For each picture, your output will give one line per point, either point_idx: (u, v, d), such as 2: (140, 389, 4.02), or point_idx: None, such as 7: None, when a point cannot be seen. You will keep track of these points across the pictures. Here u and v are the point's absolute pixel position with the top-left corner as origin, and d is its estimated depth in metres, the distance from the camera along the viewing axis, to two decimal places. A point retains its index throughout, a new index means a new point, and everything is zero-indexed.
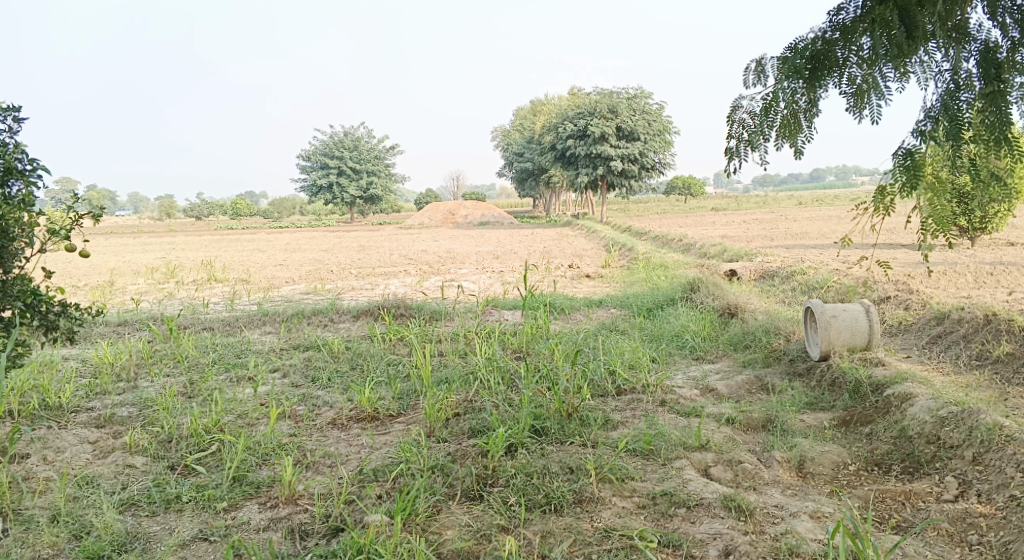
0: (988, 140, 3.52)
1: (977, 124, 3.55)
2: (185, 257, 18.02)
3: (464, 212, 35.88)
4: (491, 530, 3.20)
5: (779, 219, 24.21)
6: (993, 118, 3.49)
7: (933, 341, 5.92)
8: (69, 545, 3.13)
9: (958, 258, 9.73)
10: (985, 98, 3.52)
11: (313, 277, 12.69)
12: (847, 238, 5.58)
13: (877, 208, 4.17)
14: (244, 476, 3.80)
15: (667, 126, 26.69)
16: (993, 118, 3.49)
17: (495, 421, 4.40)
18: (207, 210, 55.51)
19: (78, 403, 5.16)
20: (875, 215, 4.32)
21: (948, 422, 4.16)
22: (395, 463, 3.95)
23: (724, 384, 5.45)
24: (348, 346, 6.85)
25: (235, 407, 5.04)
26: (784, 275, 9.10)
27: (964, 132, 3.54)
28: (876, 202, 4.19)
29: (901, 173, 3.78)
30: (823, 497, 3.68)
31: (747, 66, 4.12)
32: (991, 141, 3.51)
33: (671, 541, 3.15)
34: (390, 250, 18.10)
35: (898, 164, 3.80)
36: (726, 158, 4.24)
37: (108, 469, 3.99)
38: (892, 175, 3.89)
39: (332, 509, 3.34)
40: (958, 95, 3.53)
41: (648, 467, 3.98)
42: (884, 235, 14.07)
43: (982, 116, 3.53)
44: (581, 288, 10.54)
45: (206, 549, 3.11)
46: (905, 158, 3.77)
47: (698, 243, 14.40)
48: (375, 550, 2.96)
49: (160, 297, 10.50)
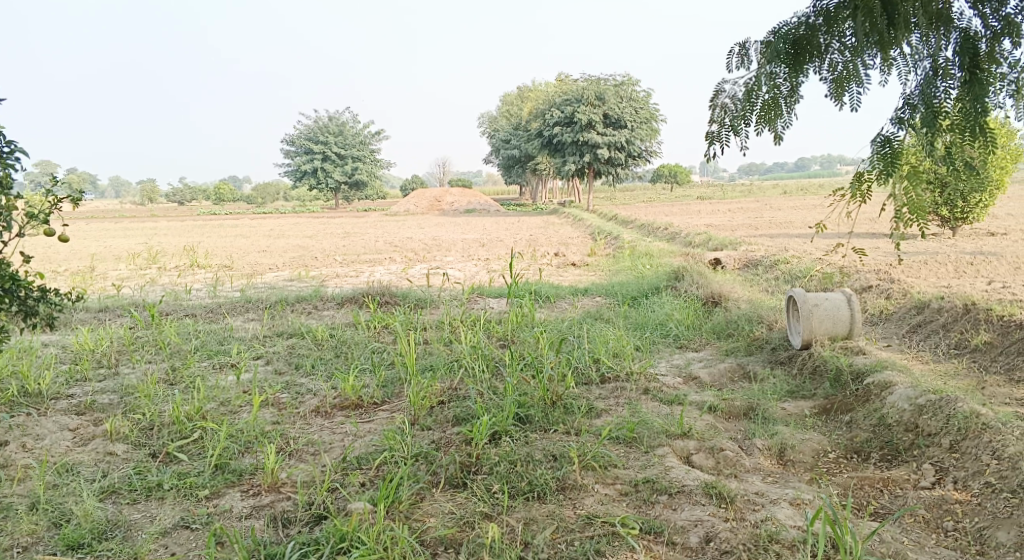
0: (966, 130, 3.58)
1: (955, 115, 3.60)
2: (167, 242, 17.85)
3: (448, 199, 35.81)
4: (474, 517, 3.21)
5: (764, 208, 24.33)
6: (971, 107, 3.53)
7: (913, 331, 5.98)
8: (48, 533, 3.08)
9: (939, 248, 9.82)
10: (963, 87, 3.53)
11: (297, 264, 12.62)
12: (823, 227, 5.56)
13: (854, 195, 4.13)
14: (226, 464, 3.80)
15: (653, 114, 26.69)
16: (970, 107, 3.53)
17: (479, 410, 4.41)
18: (189, 195, 54.97)
19: (59, 391, 5.11)
20: (851, 203, 4.28)
21: (926, 411, 4.21)
22: (378, 451, 3.96)
23: (707, 371, 5.51)
24: (332, 334, 6.83)
25: (217, 393, 5.04)
26: (767, 264, 9.15)
27: (942, 121, 3.60)
28: (852, 189, 4.15)
29: (879, 162, 3.79)
30: (803, 484, 3.73)
31: (730, 49, 4.12)
32: (968, 131, 3.58)
33: (653, 528, 3.16)
34: (375, 237, 18.03)
35: (877, 153, 3.81)
36: (707, 141, 4.26)
37: (88, 457, 3.96)
38: (870, 162, 3.91)
39: (315, 497, 3.34)
40: (936, 85, 3.56)
41: (630, 455, 4.00)
42: (867, 225, 14.17)
43: (959, 106, 3.58)
44: (566, 276, 10.56)
45: (187, 536, 3.06)
46: (883, 146, 3.80)
47: (683, 231, 14.44)
48: (357, 538, 2.94)
49: (143, 283, 10.42)
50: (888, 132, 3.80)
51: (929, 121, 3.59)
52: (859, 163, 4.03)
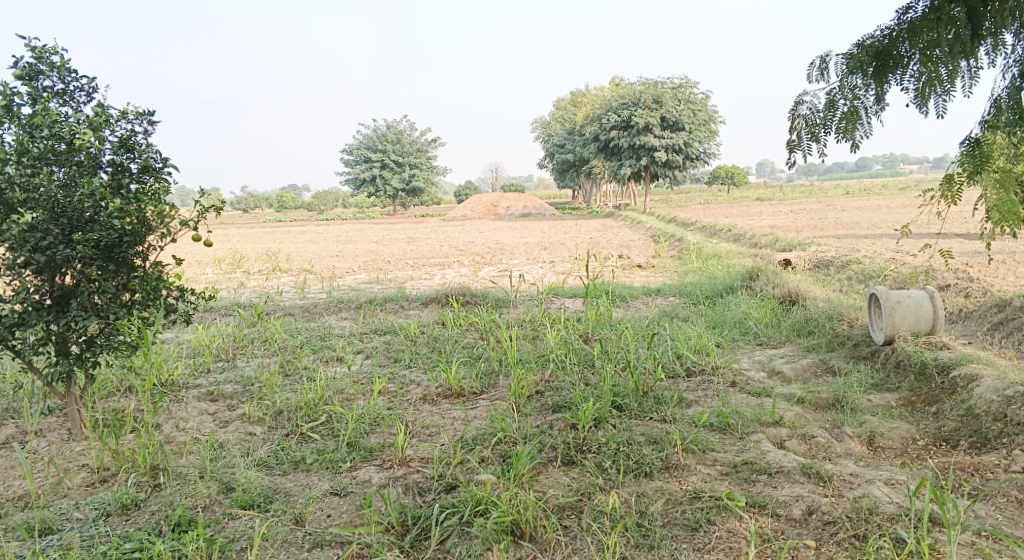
0: None
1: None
2: (243, 248, 18.58)
3: (507, 204, 36.28)
4: (591, 489, 3.73)
5: (828, 210, 24.07)
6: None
7: (995, 327, 6.06)
8: (221, 496, 3.76)
9: (1017, 248, 9.73)
10: None
11: (372, 268, 13.09)
12: (907, 228, 5.75)
13: (944, 196, 4.31)
14: (357, 442, 4.30)
15: (713, 116, 26.63)
16: None
17: (577, 397, 4.69)
18: (254, 202, 56.79)
19: (189, 379, 5.40)
20: (941, 203, 4.44)
21: (1015, 401, 4.37)
22: (491, 433, 4.32)
23: (790, 367, 5.58)
24: (422, 330, 6.71)
25: (333, 381, 5.20)
26: (839, 265, 9.20)
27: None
28: (943, 191, 4.32)
29: (966, 161, 3.90)
30: (895, 467, 4.00)
31: (810, 61, 4.02)
32: None
33: (756, 501, 3.59)
34: (440, 242, 18.48)
35: (964, 154, 3.94)
36: (786, 151, 4.17)
37: (233, 436, 4.43)
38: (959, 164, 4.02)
39: (445, 471, 3.89)
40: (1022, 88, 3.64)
41: (726, 440, 4.26)
42: (936, 226, 14.01)
43: None
44: (635, 277, 10.76)
45: (341, 501, 3.73)
46: (971, 147, 3.91)
47: (748, 232, 14.46)
48: (492, 501, 3.57)
49: (234, 285, 10.96)
50: (975, 134, 3.90)
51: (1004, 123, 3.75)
52: (947, 166, 4.21)
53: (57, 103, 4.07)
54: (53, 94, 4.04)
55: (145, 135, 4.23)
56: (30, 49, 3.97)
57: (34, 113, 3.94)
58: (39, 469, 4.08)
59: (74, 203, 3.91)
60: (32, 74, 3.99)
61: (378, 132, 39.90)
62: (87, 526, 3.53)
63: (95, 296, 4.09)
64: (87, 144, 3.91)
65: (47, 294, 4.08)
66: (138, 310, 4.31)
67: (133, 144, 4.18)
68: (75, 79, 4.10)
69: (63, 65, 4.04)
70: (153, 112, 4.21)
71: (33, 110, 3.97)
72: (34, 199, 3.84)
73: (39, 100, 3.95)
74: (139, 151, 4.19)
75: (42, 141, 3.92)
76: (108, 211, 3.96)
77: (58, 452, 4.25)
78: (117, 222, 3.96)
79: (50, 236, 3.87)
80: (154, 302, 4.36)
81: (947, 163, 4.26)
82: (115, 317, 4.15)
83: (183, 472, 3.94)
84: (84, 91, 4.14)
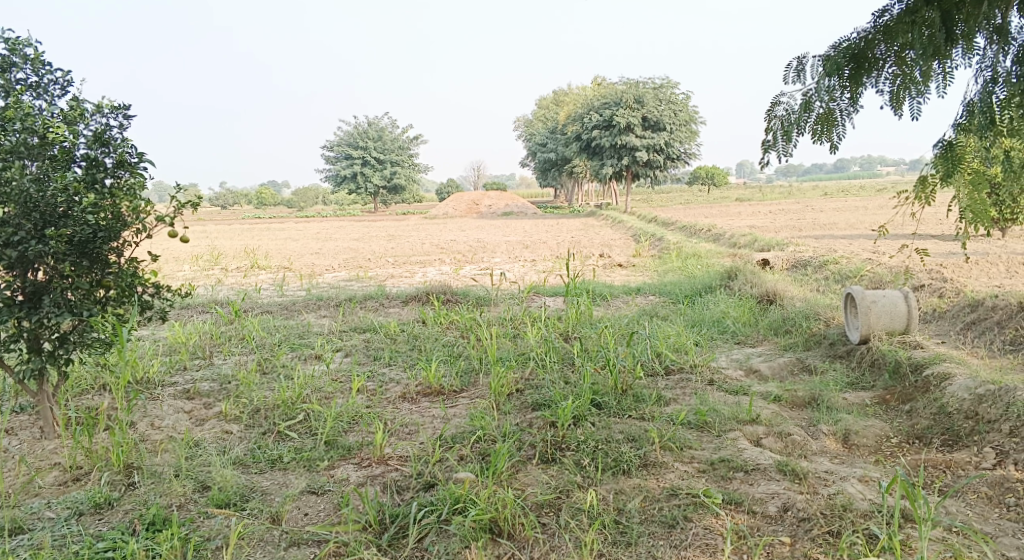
0: None
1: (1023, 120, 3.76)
2: (222, 245, 18.38)
3: (488, 203, 36.24)
4: (569, 487, 3.74)
5: (807, 210, 24.24)
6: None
7: (968, 327, 6.14)
8: (196, 495, 3.73)
9: (990, 249, 9.87)
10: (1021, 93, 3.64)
11: (352, 266, 13.00)
12: (883, 229, 5.80)
13: (917, 198, 4.34)
14: (335, 441, 4.28)
15: (693, 116, 26.76)
16: None
17: (556, 395, 4.70)
18: (232, 199, 56.35)
19: (164, 376, 5.34)
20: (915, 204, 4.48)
21: (986, 400, 4.44)
22: (470, 431, 4.32)
23: (767, 365, 5.63)
24: (402, 328, 6.67)
25: (312, 379, 5.17)
26: (817, 265, 9.28)
27: (1000, 127, 3.73)
28: (917, 192, 4.36)
29: (939, 164, 3.99)
30: (869, 465, 4.05)
31: (787, 63, 4.06)
32: None
33: (732, 499, 3.62)
34: (421, 240, 18.42)
35: (938, 156, 3.99)
36: (761, 151, 4.20)
37: (209, 434, 4.39)
38: (933, 165, 4.08)
39: (424, 469, 3.89)
40: (995, 92, 3.67)
41: (703, 438, 4.29)
42: (911, 228, 14.21)
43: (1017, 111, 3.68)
44: (616, 277, 10.78)
45: (318, 500, 3.71)
46: (944, 150, 3.96)
47: (728, 232, 14.55)
48: (470, 499, 3.57)
49: (212, 282, 10.86)
50: (949, 137, 3.94)
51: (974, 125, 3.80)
52: (922, 168, 4.24)
53: (30, 97, 4.01)
54: (26, 88, 3.98)
55: (120, 129, 4.18)
56: (3, 40, 3.90)
57: (5, 106, 3.88)
58: (10, 467, 4.02)
59: (47, 198, 3.86)
60: (5, 66, 3.93)
61: (359, 130, 39.70)
62: (59, 526, 3.49)
63: (68, 292, 4.04)
64: (61, 138, 3.87)
65: (20, 290, 4.02)
66: (113, 307, 4.26)
67: (108, 139, 4.13)
68: (50, 72, 4.05)
69: (37, 58, 3.98)
70: (129, 106, 4.16)
71: (5, 103, 3.91)
72: (6, 193, 3.78)
73: (12, 94, 3.89)
74: (114, 146, 4.14)
75: (14, 135, 3.86)
76: (82, 207, 3.91)
77: (30, 451, 4.19)
78: (91, 217, 3.91)
79: (21, 231, 3.82)
80: (129, 298, 4.31)
81: (923, 165, 4.30)
82: (89, 313, 4.09)
83: (157, 471, 3.91)
84: (58, 85, 4.09)
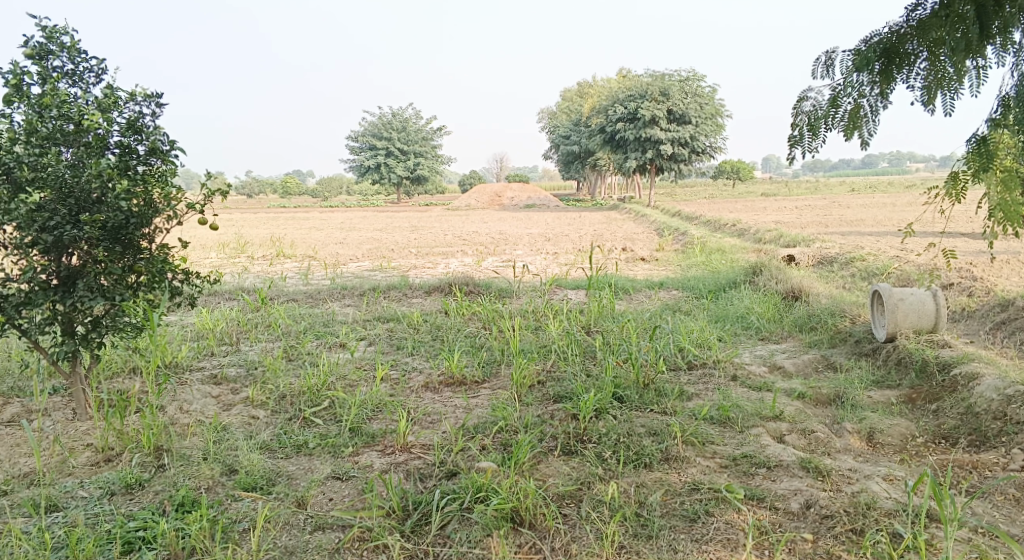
0: None
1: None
2: (248, 233, 18.54)
3: (512, 195, 36.27)
4: (591, 479, 3.76)
5: (834, 206, 23.94)
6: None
7: (998, 327, 6.06)
8: (223, 478, 3.79)
9: (1022, 248, 9.71)
10: None
11: (376, 256, 13.08)
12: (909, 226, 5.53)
13: (949, 194, 4.25)
14: (360, 428, 4.34)
15: (719, 110, 26.54)
16: None
17: (579, 388, 4.71)
18: (257, 188, 56.93)
19: (192, 362, 5.41)
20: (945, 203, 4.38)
21: (1015, 400, 4.39)
22: (492, 421, 4.36)
23: (791, 362, 5.59)
24: (426, 318, 6.71)
25: (336, 367, 5.22)
26: (843, 262, 9.19)
27: None
28: (948, 189, 4.27)
29: (972, 159, 3.90)
30: (894, 463, 4.02)
31: (816, 57, 4.00)
32: None
33: (755, 494, 3.62)
34: (444, 231, 18.46)
35: (971, 152, 3.90)
36: (788, 147, 4.15)
37: (236, 419, 4.46)
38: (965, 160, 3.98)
39: (447, 458, 3.92)
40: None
41: (726, 433, 4.28)
42: (941, 225, 14.00)
43: None
44: (638, 270, 10.75)
45: (342, 486, 3.76)
46: (977, 145, 3.87)
47: (753, 228, 14.44)
48: (492, 489, 3.60)
49: (238, 269, 10.99)
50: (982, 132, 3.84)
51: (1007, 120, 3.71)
52: (954, 163, 4.14)
53: (66, 84, 4.08)
54: (63, 75, 4.05)
55: (153, 117, 4.23)
56: (41, 28, 3.98)
57: (42, 93, 3.95)
58: (44, 447, 4.12)
59: (81, 183, 3.92)
60: (42, 53, 4.00)
61: (384, 120, 39.84)
62: (91, 505, 3.57)
63: (101, 277, 4.11)
64: (95, 125, 3.92)
65: (54, 274, 4.11)
66: (144, 293, 4.33)
67: (141, 126, 4.18)
68: (85, 60, 4.11)
69: (73, 45, 4.05)
70: (161, 95, 4.21)
71: (42, 89, 3.98)
72: (42, 179, 3.86)
73: (49, 81, 3.96)
74: (147, 133, 4.19)
75: (51, 121, 3.94)
76: (115, 193, 3.96)
77: (63, 432, 4.29)
78: (124, 204, 3.97)
79: (57, 217, 3.89)
80: (160, 284, 4.38)
81: (954, 162, 4.21)
82: (121, 298, 4.18)
83: (186, 454, 3.98)
84: (93, 73, 4.16)
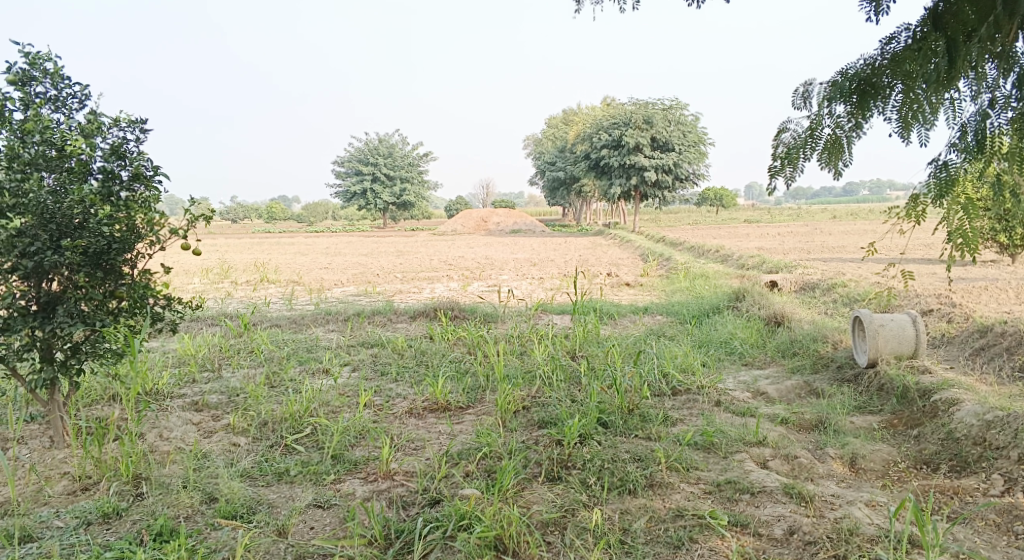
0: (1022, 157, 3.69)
1: (1010, 144, 3.72)
2: (234, 258, 18.46)
3: (497, 219, 36.43)
4: (575, 506, 3.74)
5: (816, 233, 24.12)
6: None
7: (976, 353, 6.12)
8: (203, 506, 3.75)
9: (998, 275, 9.83)
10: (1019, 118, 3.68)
11: (361, 281, 13.05)
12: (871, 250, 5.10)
13: (909, 215, 4.14)
14: (342, 455, 4.30)
15: (702, 138, 26.87)
16: None
17: (563, 414, 4.70)
18: (242, 213, 57.05)
19: (173, 389, 5.33)
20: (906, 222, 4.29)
21: (994, 426, 4.43)
22: (476, 447, 4.34)
23: (775, 388, 5.61)
24: (411, 343, 6.67)
25: (319, 393, 5.18)
26: (824, 288, 9.27)
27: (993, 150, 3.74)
28: (907, 209, 4.17)
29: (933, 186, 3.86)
30: (876, 489, 4.04)
31: (794, 90, 4.08)
32: None
33: (738, 520, 3.62)
34: (429, 256, 18.50)
35: (933, 177, 3.87)
36: (768, 177, 4.14)
37: (217, 446, 4.42)
38: (926, 187, 3.98)
39: (430, 485, 3.90)
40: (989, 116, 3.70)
41: (710, 459, 4.28)
42: (918, 250, 14.18)
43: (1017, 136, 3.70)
44: (623, 295, 10.81)
45: (323, 514, 3.72)
46: (939, 171, 3.86)
47: (736, 254, 14.56)
48: (476, 516, 3.58)
49: (221, 295, 10.96)
50: (943, 158, 3.86)
51: (972, 150, 3.75)
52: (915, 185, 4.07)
53: (50, 109, 4.08)
54: (46, 101, 4.05)
55: (137, 143, 4.23)
56: (24, 55, 3.98)
57: (25, 119, 3.94)
58: (20, 475, 4.06)
59: (62, 209, 3.90)
60: (25, 80, 4.00)
61: (370, 146, 39.95)
62: (66, 535, 3.51)
63: (82, 303, 4.09)
64: (78, 151, 3.90)
65: (34, 300, 4.08)
66: (125, 318, 4.30)
67: (125, 152, 4.18)
68: (68, 86, 4.12)
69: (57, 72, 4.05)
70: (145, 121, 4.22)
71: (25, 116, 3.97)
72: (24, 205, 3.84)
73: (32, 107, 3.96)
74: (130, 159, 4.19)
75: (33, 147, 3.92)
76: (97, 218, 3.95)
77: (40, 460, 4.23)
78: (107, 229, 3.96)
79: (38, 242, 3.87)
80: (141, 310, 4.35)
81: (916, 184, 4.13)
82: (102, 324, 4.14)
83: (165, 482, 3.93)
84: (76, 99, 4.16)
